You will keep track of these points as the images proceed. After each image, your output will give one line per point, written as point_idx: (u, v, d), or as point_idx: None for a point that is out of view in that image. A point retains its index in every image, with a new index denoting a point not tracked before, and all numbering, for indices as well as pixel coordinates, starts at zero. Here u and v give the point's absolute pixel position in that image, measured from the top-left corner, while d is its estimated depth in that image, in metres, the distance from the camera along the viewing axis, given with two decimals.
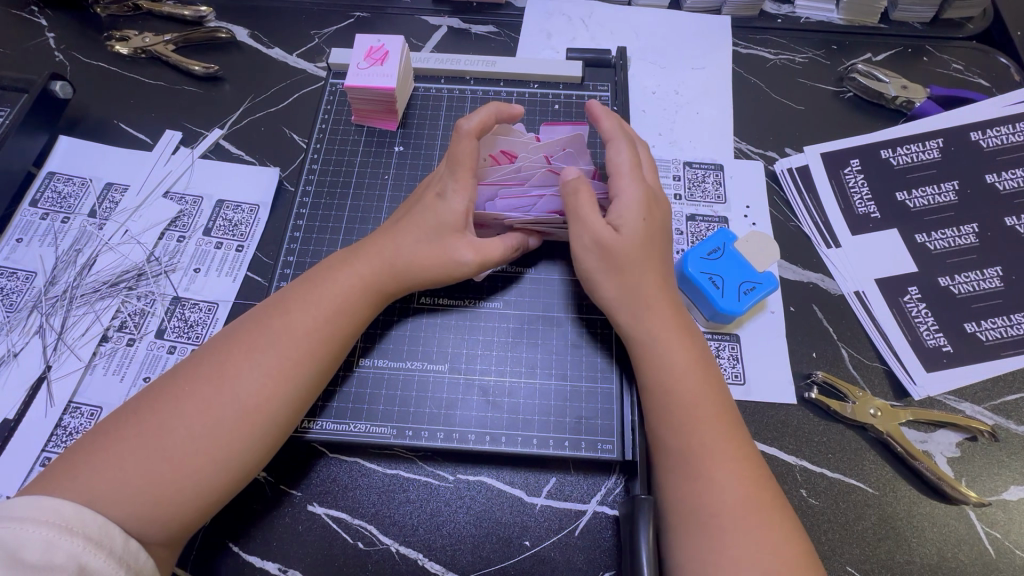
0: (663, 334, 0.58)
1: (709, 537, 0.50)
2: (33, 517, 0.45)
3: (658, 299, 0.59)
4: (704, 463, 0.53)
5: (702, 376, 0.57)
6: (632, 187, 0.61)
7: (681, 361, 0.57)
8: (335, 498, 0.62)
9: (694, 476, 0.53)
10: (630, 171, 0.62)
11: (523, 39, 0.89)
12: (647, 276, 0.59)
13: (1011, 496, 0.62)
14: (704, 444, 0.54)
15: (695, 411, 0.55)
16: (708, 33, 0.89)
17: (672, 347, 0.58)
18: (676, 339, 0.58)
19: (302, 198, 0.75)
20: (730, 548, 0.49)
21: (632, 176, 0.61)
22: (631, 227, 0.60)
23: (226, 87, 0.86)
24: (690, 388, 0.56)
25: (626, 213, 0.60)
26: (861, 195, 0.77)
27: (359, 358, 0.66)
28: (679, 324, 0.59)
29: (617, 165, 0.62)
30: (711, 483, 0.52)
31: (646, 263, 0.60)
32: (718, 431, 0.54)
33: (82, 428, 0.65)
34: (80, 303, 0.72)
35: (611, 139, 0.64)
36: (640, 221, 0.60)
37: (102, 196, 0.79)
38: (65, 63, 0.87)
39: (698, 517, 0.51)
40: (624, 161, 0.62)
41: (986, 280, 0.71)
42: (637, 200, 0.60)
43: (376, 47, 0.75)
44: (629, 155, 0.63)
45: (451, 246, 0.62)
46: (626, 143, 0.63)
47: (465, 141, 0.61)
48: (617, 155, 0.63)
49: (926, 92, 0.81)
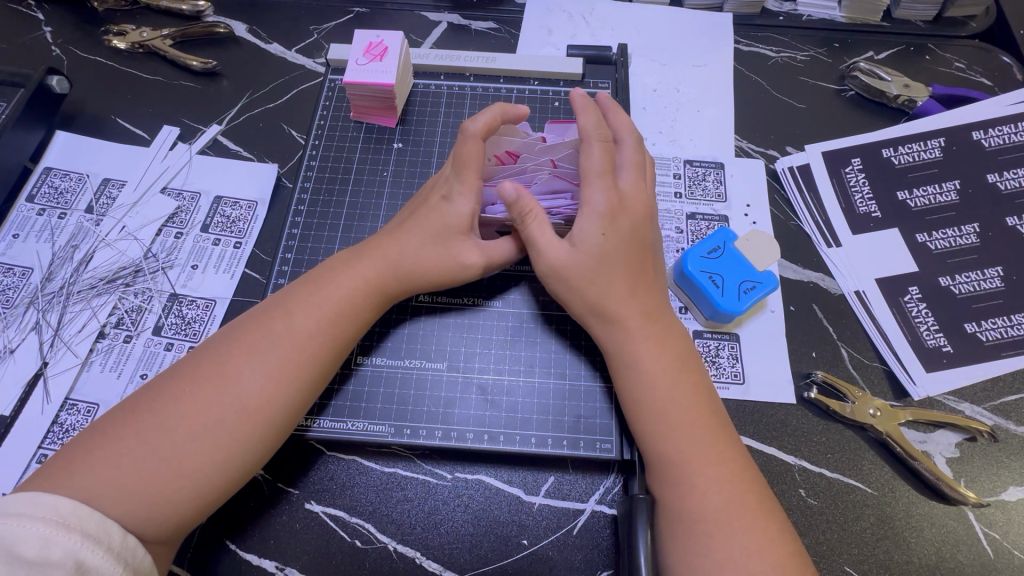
0: (632, 343, 0.58)
1: (696, 539, 0.50)
2: (29, 513, 0.45)
3: (626, 308, 0.58)
4: (686, 469, 0.53)
5: (678, 381, 0.56)
6: (597, 195, 0.59)
7: (659, 369, 0.56)
8: (332, 496, 0.62)
9: (677, 480, 0.53)
10: (597, 179, 0.59)
11: (524, 36, 0.88)
12: (606, 289, 0.58)
13: (1010, 497, 0.62)
14: (685, 451, 0.53)
15: (669, 418, 0.55)
16: (709, 30, 0.89)
17: (639, 355, 0.57)
18: (645, 347, 0.57)
19: (301, 193, 0.74)
20: (715, 552, 0.49)
21: (600, 183, 0.59)
22: (588, 240, 0.59)
23: (224, 82, 0.85)
24: (665, 398, 0.55)
25: (586, 228, 0.59)
26: (862, 194, 0.76)
27: (358, 356, 0.66)
28: (651, 333, 0.58)
29: (587, 172, 0.60)
30: (695, 486, 0.52)
31: (607, 277, 0.58)
32: (712, 434, 0.54)
33: (79, 425, 0.65)
34: (77, 300, 0.72)
35: (584, 140, 0.61)
36: (598, 234, 0.58)
37: (99, 192, 0.78)
38: (62, 57, 0.87)
39: (685, 520, 0.51)
40: (594, 167, 0.60)
41: (986, 280, 0.71)
42: (599, 211, 0.59)
43: (375, 43, 0.74)
44: (601, 159, 0.60)
45: (456, 249, 0.62)
46: (598, 145, 0.60)
47: (471, 143, 0.60)
48: (587, 159, 0.60)
49: (929, 90, 0.81)
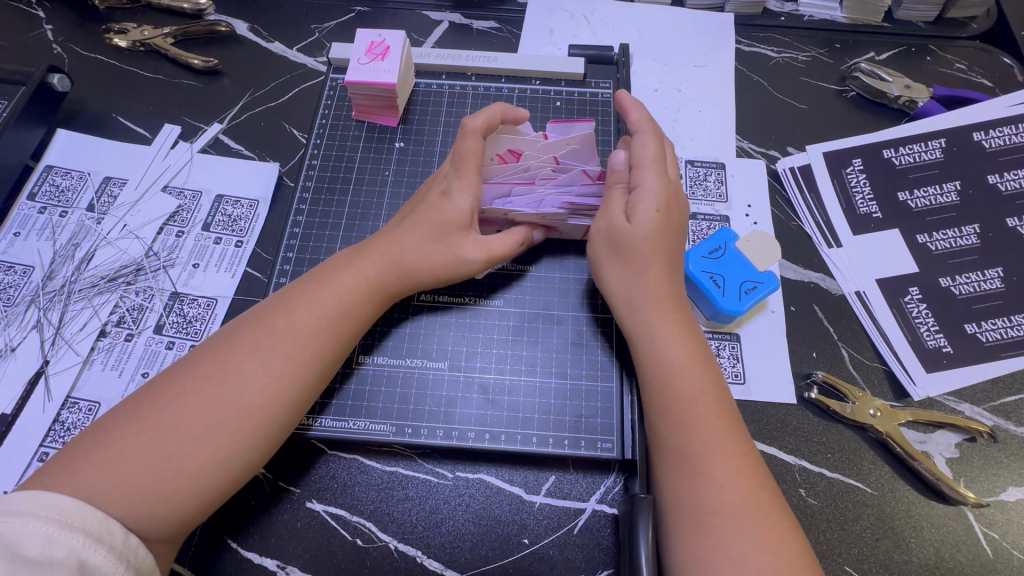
0: (662, 327, 0.58)
1: (709, 534, 0.50)
2: (31, 512, 0.45)
3: (660, 291, 0.60)
4: (702, 461, 0.53)
5: (700, 371, 0.57)
6: (652, 180, 0.61)
7: (686, 357, 0.57)
8: (334, 495, 0.62)
9: (691, 473, 0.53)
10: (653, 165, 0.62)
11: (525, 35, 0.88)
12: (653, 267, 0.60)
13: (1009, 497, 0.62)
14: (703, 442, 0.54)
15: (694, 405, 0.55)
16: (711, 30, 0.89)
17: (669, 338, 0.58)
18: (674, 332, 0.58)
19: (302, 192, 0.74)
20: (729, 548, 0.49)
21: (654, 169, 0.62)
22: (644, 218, 0.60)
23: (226, 81, 0.85)
24: (692, 386, 0.56)
25: (640, 207, 0.60)
26: (863, 194, 0.77)
27: (359, 355, 0.66)
28: (678, 318, 0.59)
29: (641, 159, 0.63)
30: (710, 479, 0.52)
31: (655, 255, 0.60)
32: (723, 429, 0.54)
33: (80, 424, 0.65)
34: (79, 298, 0.72)
35: (639, 130, 0.64)
36: (654, 213, 0.60)
37: (100, 191, 0.78)
38: (63, 55, 0.87)
39: (698, 515, 0.51)
40: (648, 154, 0.62)
41: (986, 281, 0.71)
42: (656, 193, 0.61)
43: (377, 42, 0.74)
44: (654, 148, 0.63)
45: (456, 246, 0.62)
46: (652, 135, 0.63)
47: (470, 138, 0.61)
48: (642, 147, 0.63)
49: (930, 91, 0.81)
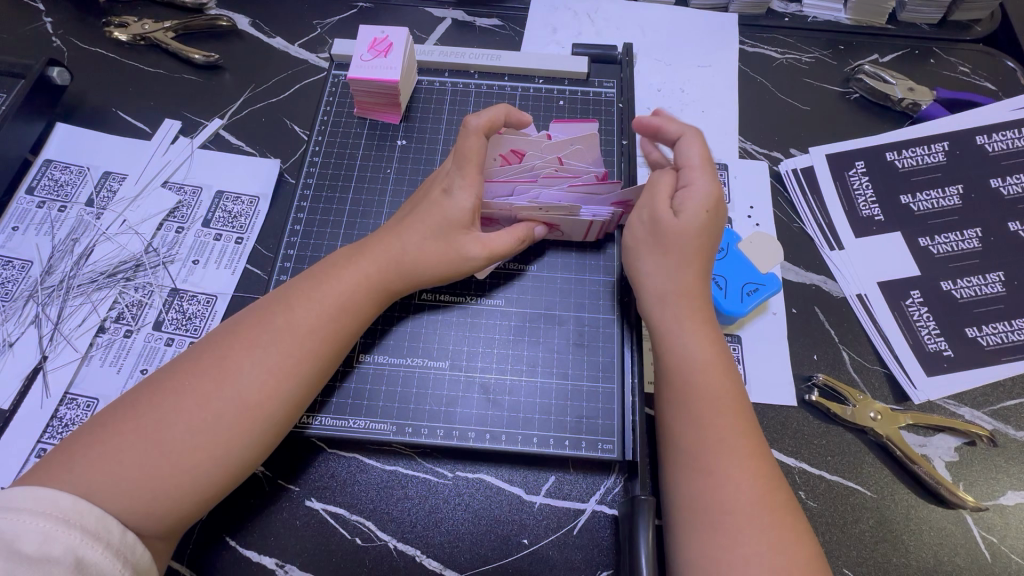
0: (689, 329, 0.58)
1: (720, 531, 0.50)
2: (29, 508, 0.44)
3: (693, 289, 0.60)
4: (713, 459, 0.53)
5: (725, 371, 0.57)
6: (704, 181, 0.61)
7: (707, 359, 0.57)
8: (334, 494, 0.62)
9: (702, 471, 0.53)
10: (703, 167, 0.61)
11: (528, 33, 0.88)
12: (689, 264, 0.60)
13: (1008, 501, 0.62)
14: (711, 442, 0.53)
15: (708, 404, 0.55)
16: (714, 31, 0.89)
17: (694, 339, 0.58)
18: (700, 331, 0.58)
19: (303, 190, 0.74)
20: (740, 546, 0.49)
21: (705, 171, 0.61)
22: (692, 216, 0.60)
23: (226, 77, 0.85)
24: (712, 386, 0.56)
25: (690, 203, 0.60)
26: (865, 196, 0.77)
27: (359, 354, 0.65)
28: (703, 319, 0.59)
29: (688, 161, 0.62)
30: (723, 479, 0.52)
31: (693, 255, 0.60)
32: (739, 430, 0.54)
33: (78, 420, 0.65)
34: (77, 294, 0.71)
35: (684, 135, 0.63)
36: (702, 213, 0.60)
37: (100, 186, 0.78)
38: (62, 48, 0.86)
39: (706, 513, 0.51)
40: (697, 157, 0.62)
41: (988, 285, 0.71)
42: (707, 194, 0.60)
43: (379, 40, 0.74)
44: (703, 151, 0.62)
45: (458, 243, 0.62)
46: (698, 138, 0.63)
47: (473, 137, 0.61)
48: (689, 148, 0.62)
49: (933, 94, 0.81)
